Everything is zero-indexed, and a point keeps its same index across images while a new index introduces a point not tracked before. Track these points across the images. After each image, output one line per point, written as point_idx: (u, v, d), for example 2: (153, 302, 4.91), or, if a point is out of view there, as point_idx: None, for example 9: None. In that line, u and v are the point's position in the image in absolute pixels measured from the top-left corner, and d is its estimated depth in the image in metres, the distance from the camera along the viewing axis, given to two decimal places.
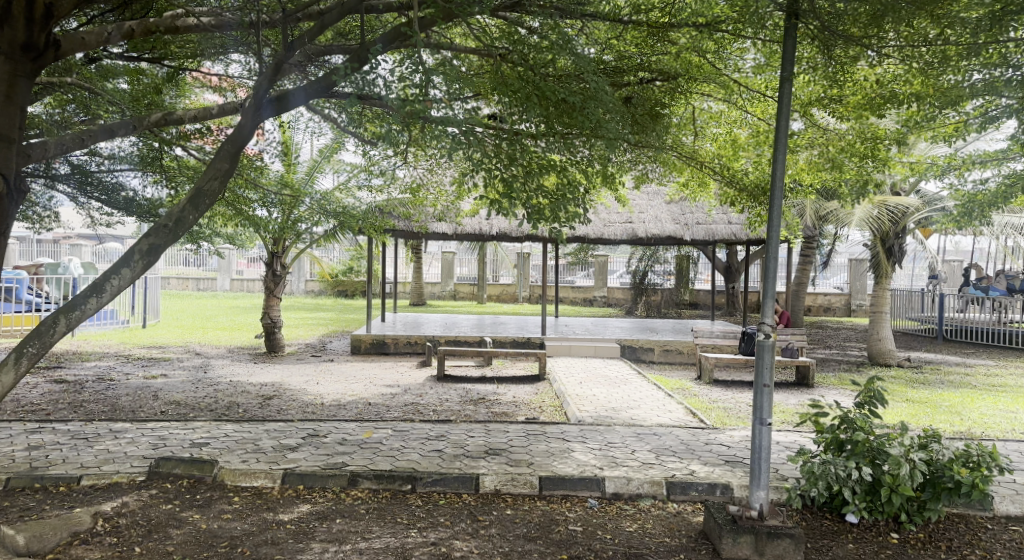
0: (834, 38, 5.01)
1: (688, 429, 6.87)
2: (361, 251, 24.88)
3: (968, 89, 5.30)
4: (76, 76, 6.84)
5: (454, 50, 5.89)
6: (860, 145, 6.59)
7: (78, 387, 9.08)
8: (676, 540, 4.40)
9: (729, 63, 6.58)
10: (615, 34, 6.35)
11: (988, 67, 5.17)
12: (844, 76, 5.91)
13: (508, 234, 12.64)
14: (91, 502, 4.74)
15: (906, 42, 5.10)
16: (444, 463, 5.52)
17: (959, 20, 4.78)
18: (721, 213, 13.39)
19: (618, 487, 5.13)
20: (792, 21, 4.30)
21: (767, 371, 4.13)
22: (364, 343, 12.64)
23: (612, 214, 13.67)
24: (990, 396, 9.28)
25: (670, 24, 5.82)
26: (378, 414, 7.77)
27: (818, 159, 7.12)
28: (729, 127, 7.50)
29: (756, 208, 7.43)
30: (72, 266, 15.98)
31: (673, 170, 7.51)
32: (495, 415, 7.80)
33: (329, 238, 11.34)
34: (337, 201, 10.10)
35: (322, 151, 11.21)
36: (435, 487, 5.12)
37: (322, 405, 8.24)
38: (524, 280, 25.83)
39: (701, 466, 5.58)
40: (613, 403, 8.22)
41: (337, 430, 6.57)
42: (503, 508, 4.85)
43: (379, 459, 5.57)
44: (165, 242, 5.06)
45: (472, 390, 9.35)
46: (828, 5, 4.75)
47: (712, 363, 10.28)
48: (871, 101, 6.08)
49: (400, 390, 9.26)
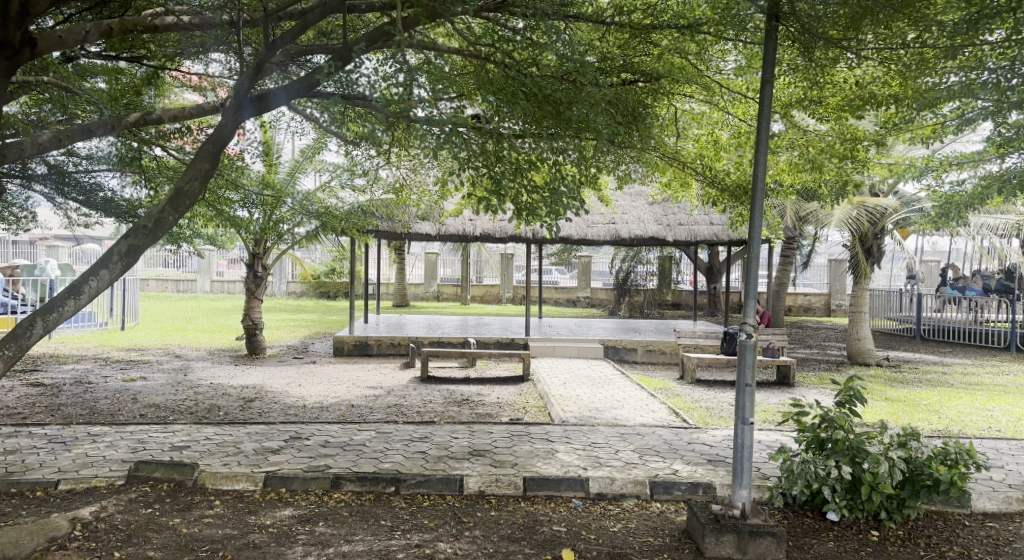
0: (815, 41, 5.04)
1: (671, 429, 6.91)
2: (344, 252, 24.74)
3: (945, 91, 5.35)
4: (53, 75, 6.75)
5: (437, 50, 5.87)
6: (840, 146, 6.65)
7: (55, 390, 8.95)
8: (659, 539, 4.42)
9: (711, 65, 6.62)
10: (598, 35, 6.33)
11: (964, 69, 5.25)
12: (825, 78, 5.97)
13: (492, 235, 12.64)
14: (69, 506, 4.67)
15: (884, 44, 5.16)
16: (428, 464, 5.50)
17: (937, 23, 4.85)
18: (703, 214, 13.48)
19: (602, 487, 5.14)
20: (773, 23, 4.33)
21: (749, 370, 4.16)
22: (346, 345, 12.57)
23: (596, 214, 13.71)
24: (967, 395, 9.41)
25: (653, 25, 5.83)
26: (361, 416, 7.73)
27: (799, 160, 7.18)
28: (712, 127, 7.50)
29: (738, 207, 7.45)
30: (49, 268, 15.75)
31: (656, 170, 7.54)
32: (478, 416, 7.79)
33: (312, 238, 11.28)
34: (319, 201, 10.04)
35: (304, 151, 11.14)
36: (419, 489, 5.10)
37: (305, 407, 8.18)
38: (507, 281, 25.82)
39: (684, 465, 5.62)
40: (597, 403, 8.24)
41: (320, 432, 6.53)
42: (488, 509, 4.84)
43: (363, 461, 5.54)
44: (145, 243, 5.00)
45: (455, 391, 9.33)
46: (808, 7, 4.78)
47: (694, 363, 10.34)
48: (851, 102, 6.15)
49: (383, 392, 9.22)
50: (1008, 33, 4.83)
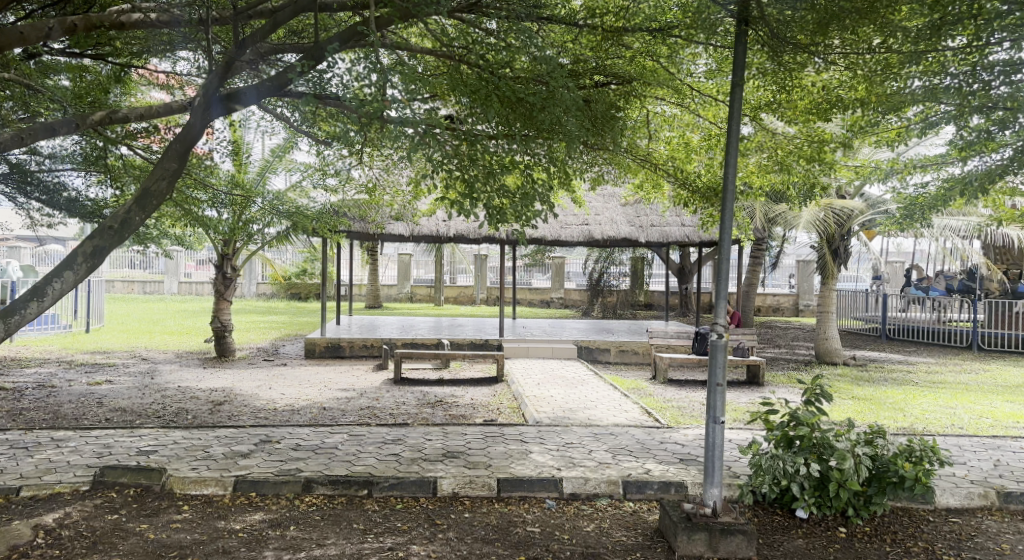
0: (783, 46, 5.10)
1: (643, 428, 6.95)
2: (315, 253, 24.53)
3: (910, 96, 5.45)
4: (13, 71, 6.60)
5: (410, 50, 5.85)
6: (807, 149, 6.76)
7: (17, 394, 8.74)
8: (632, 538, 4.45)
9: (682, 68, 6.68)
10: (571, 37, 6.39)
11: (928, 74, 5.34)
12: (792, 82, 6.06)
13: (465, 236, 12.62)
14: (31, 514, 4.57)
15: (850, 49, 5.24)
16: (401, 467, 5.48)
17: (901, 29, 4.96)
18: (675, 215, 13.60)
19: (576, 487, 5.16)
20: (742, 27, 4.39)
21: (720, 369, 4.20)
22: (318, 346, 12.45)
23: (570, 215, 13.75)
24: (930, 392, 9.62)
25: (624, 28, 5.87)
26: (333, 419, 7.66)
27: (767, 162, 7.28)
28: (683, 130, 7.59)
29: (709, 208, 7.50)
30: (11, 269, 15.39)
31: (628, 171, 7.60)
32: (452, 418, 7.77)
33: (283, 239, 11.17)
34: (290, 201, 9.94)
35: (275, 151, 11.02)
36: (392, 492, 5.07)
37: (275, 410, 8.09)
38: (481, 282, 25.79)
39: (657, 464, 5.66)
40: (570, 403, 8.27)
41: (292, 435, 6.47)
42: (461, 511, 4.83)
43: (335, 464, 5.50)
44: (110, 244, 4.90)
45: (428, 393, 9.29)
46: (777, 12, 4.84)
47: (667, 362, 10.42)
48: (819, 106, 6.24)
49: (356, 394, 9.16)
50: (968, 39, 5.00)
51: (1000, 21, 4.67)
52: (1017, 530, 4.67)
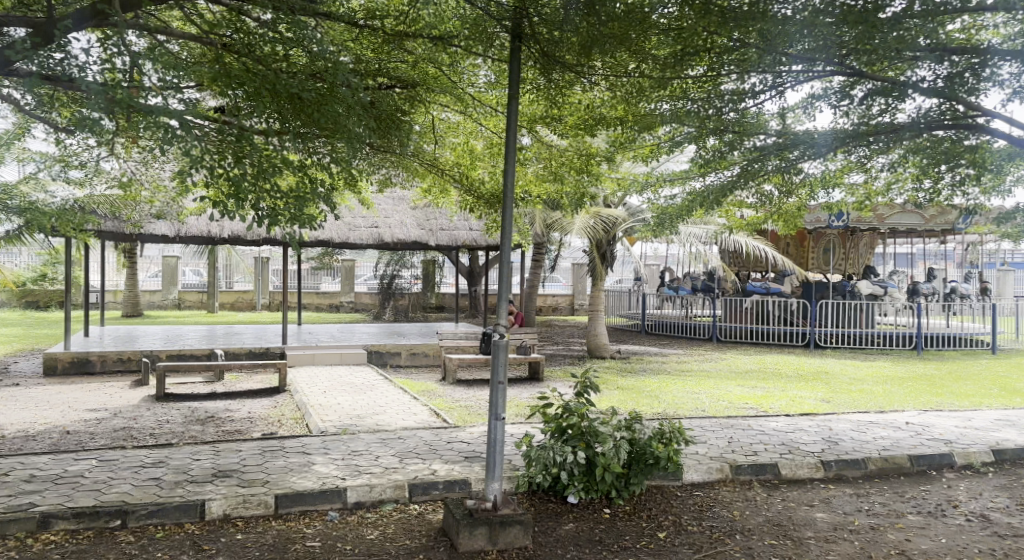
0: (554, 64, 5.43)
1: (430, 430, 7.01)
2: (60, 255, 21.67)
3: (659, 116, 6.13)
4: None
5: (170, 35, 5.38)
6: (577, 160, 7.28)
7: None
8: (415, 541, 4.47)
9: (463, 78, 6.83)
10: (352, 37, 6.27)
11: (673, 99, 6.07)
12: (563, 99, 6.46)
13: (241, 238, 11.87)
14: None
15: (612, 72, 5.68)
16: (163, 491, 5.00)
17: (652, 57, 5.52)
18: (462, 218, 13.83)
19: (359, 496, 5.07)
20: (516, 43, 4.58)
21: (502, 369, 4.35)
22: (63, 362, 10.99)
23: (356, 217, 13.48)
24: (683, 381, 10.77)
25: (405, 34, 5.87)
26: (82, 443, 6.81)
27: (544, 173, 7.69)
28: (467, 137, 7.71)
29: (493, 214, 7.85)
30: None
31: (414, 175, 7.65)
32: (226, 433, 7.26)
33: (17, 239, 9.72)
34: (26, 196, 8.66)
35: (5, 137, 9.54)
36: (151, 520, 4.62)
37: (7, 437, 7.01)
38: (259, 286, 24.43)
39: (442, 465, 5.73)
40: (355, 410, 8.10)
41: (27, 465, 5.64)
42: (233, 533, 4.53)
43: (81, 496, 4.88)
44: None
45: (199, 408, 8.59)
46: (547, 33, 5.14)
47: (455, 364, 10.59)
48: (587, 122, 6.70)
49: (111, 414, 8.21)
50: (705, 69, 5.76)
51: (729, 57, 5.52)
52: (746, 498, 5.39)
